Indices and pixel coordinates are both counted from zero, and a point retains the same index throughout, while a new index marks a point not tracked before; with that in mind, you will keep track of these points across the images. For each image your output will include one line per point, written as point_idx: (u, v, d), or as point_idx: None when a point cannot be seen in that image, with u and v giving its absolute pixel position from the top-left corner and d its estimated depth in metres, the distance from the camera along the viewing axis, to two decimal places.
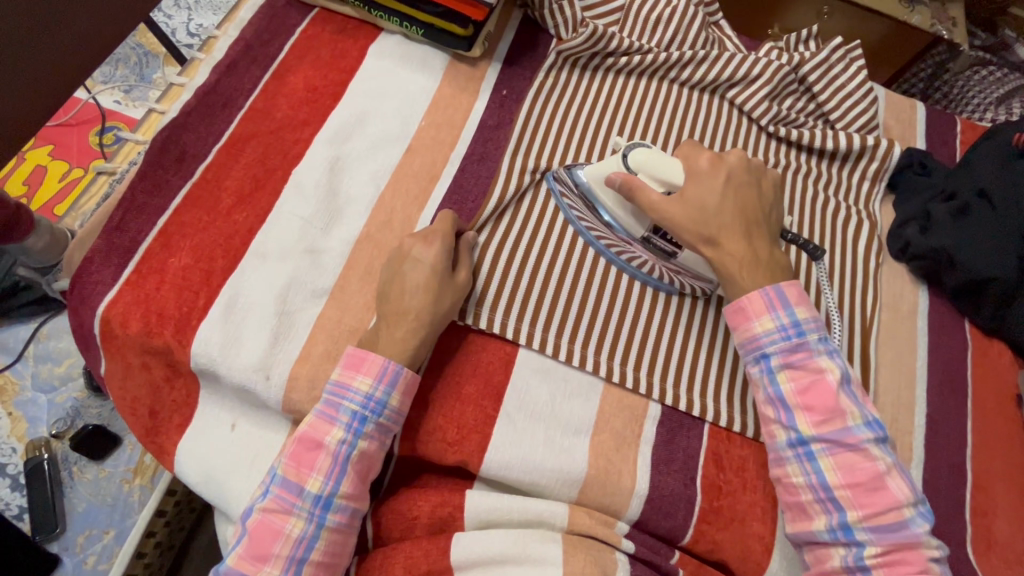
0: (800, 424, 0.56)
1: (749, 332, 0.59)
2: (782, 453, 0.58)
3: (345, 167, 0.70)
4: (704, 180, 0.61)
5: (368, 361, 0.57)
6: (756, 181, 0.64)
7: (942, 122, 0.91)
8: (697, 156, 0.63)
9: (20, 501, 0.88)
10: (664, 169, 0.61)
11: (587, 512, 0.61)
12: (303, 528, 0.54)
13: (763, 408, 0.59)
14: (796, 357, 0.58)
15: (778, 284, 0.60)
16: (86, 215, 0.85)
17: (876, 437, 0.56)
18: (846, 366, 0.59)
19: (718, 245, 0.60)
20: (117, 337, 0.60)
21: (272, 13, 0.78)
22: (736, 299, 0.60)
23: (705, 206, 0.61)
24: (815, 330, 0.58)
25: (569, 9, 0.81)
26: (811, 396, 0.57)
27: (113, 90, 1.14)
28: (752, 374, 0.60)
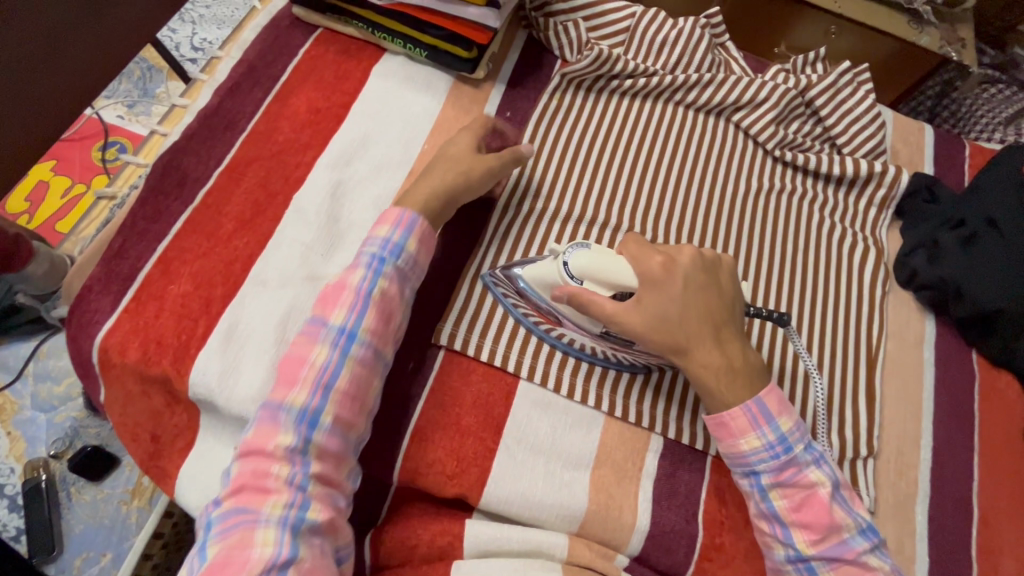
0: (798, 542, 0.56)
1: (735, 448, 0.57)
2: (781, 565, 0.57)
3: (347, 191, 0.70)
4: (657, 287, 0.56)
5: (386, 214, 0.62)
6: (713, 278, 0.59)
7: (950, 146, 0.90)
8: (647, 259, 0.57)
9: (18, 522, 0.88)
10: (611, 277, 0.55)
11: (587, 544, 0.60)
12: (328, 356, 0.55)
13: (757, 521, 0.59)
14: (786, 474, 0.57)
15: (759, 395, 0.58)
16: (86, 240, 0.94)
17: (871, 545, 0.56)
18: (836, 471, 0.58)
19: (687, 355, 0.57)
20: (115, 365, 0.59)
21: (275, 34, 0.78)
22: (718, 413, 0.58)
23: (664, 315, 0.56)
24: (800, 440, 0.57)
25: (575, 30, 0.83)
26: (806, 512, 0.56)
27: (116, 105, 1.14)
28: (743, 487, 0.59)
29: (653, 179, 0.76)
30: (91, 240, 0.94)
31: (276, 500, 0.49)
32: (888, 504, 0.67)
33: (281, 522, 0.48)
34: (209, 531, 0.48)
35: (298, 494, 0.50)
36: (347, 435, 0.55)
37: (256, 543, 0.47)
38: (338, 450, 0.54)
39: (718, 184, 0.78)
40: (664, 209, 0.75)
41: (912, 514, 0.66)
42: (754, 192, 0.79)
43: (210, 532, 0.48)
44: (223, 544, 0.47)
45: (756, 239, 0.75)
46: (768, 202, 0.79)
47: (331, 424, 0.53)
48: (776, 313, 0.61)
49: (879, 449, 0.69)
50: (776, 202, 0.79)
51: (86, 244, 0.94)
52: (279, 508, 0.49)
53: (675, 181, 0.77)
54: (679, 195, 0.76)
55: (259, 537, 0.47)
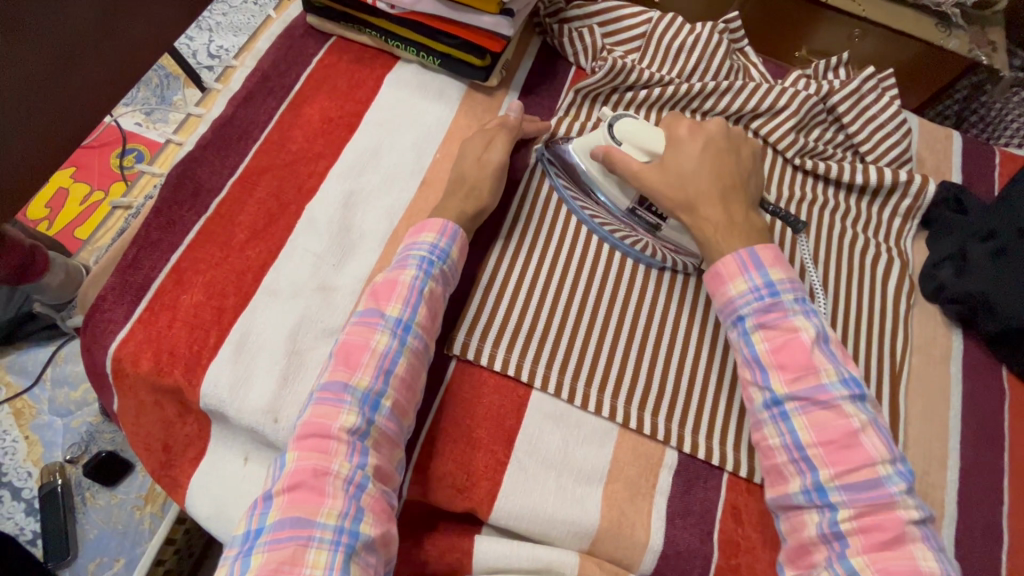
0: (773, 385, 0.54)
1: (723, 293, 0.58)
2: (758, 415, 0.56)
3: (360, 201, 0.69)
4: (678, 149, 0.63)
5: (430, 222, 0.63)
6: (735, 148, 0.65)
7: (979, 153, 0.87)
8: (676, 126, 0.65)
9: (34, 526, 0.90)
10: (640, 140, 0.64)
11: (598, 563, 0.58)
12: (388, 343, 0.56)
13: (741, 372, 0.58)
14: (770, 317, 0.56)
15: (752, 247, 0.58)
16: (101, 251, 0.94)
17: (852, 396, 0.53)
18: (825, 326, 0.56)
19: (694, 211, 0.61)
20: (128, 376, 0.60)
21: (289, 43, 0.78)
22: (712, 264, 0.60)
23: (680, 169, 0.62)
24: (790, 291, 0.56)
25: (590, 36, 0.82)
26: (785, 354, 0.54)
27: (135, 113, 1.16)
28: (730, 336, 0.59)
29: None
30: (105, 250, 0.95)
31: (331, 508, 0.48)
32: None
33: (334, 542, 0.47)
34: (258, 539, 0.48)
35: (353, 504, 0.49)
36: (402, 422, 0.56)
37: (307, 563, 0.46)
38: (393, 436, 0.55)
39: None
40: None
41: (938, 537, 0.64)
42: (773, 201, 0.77)
43: (258, 540, 0.47)
44: (271, 556, 0.46)
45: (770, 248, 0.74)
46: (787, 211, 0.76)
47: (389, 410, 0.54)
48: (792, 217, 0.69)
49: None
50: (795, 212, 0.77)
51: (101, 255, 0.95)
52: (333, 520, 0.48)
53: None
54: None
55: (310, 557, 0.46)
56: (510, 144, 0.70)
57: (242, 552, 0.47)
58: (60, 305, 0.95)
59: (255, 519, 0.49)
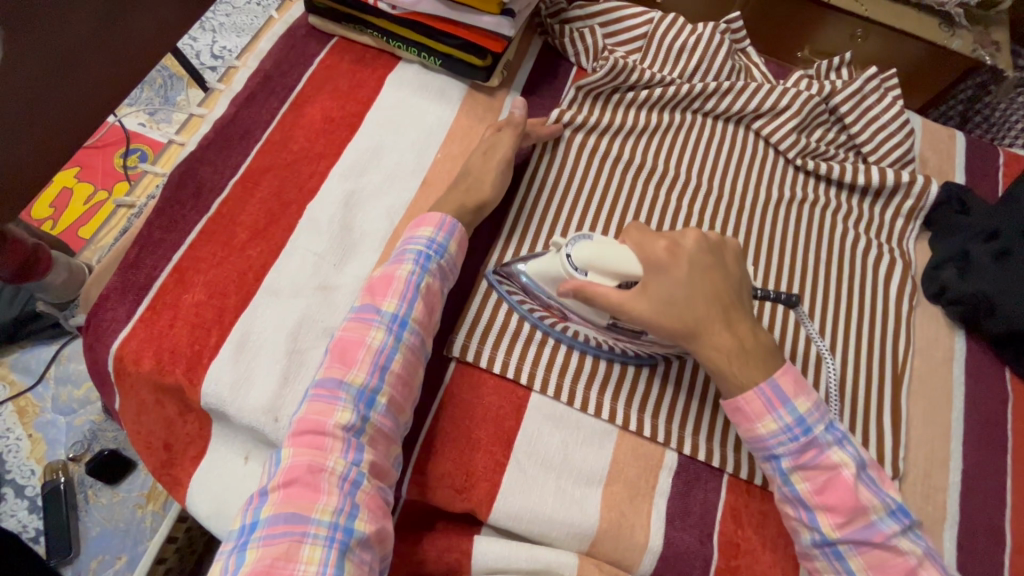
0: (823, 526, 0.54)
1: (753, 432, 0.55)
2: (808, 549, 0.55)
3: (361, 201, 0.70)
4: (661, 273, 0.55)
5: (428, 216, 0.63)
6: (719, 260, 0.58)
7: (983, 154, 0.86)
8: (652, 244, 0.56)
9: (37, 523, 0.91)
10: (616, 269, 0.55)
11: (597, 563, 0.58)
12: (383, 340, 0.56)
13: (782, 506, 0.57)
14: (807, 457, 0.54)
15: (772, 376, 0.55)
16: (103, 250, 0.95)
17: (901, 527, 0.53)
18: (861, 451, 0.56)
19: (697, 338, 0.55)
20: (130, 374, 0.60)
21: (292, 43, 0.78)
22: (733, 397, 0.56)
23: (670, 299, 0.55)
24: (820, 421, 0.55)
25: (591, 36, 0.82)
26: (830, 495, 0.53)
27: (138, 113, 1.17)
28: (764, 470, 0.57)
29: (671, 194, 0.75)
30: (108, 249, 0.94)
31: (326, 504, 0.48)
32: None
33: (329, 538, 0.47)
34: (252, 533, 0.47)
35: (348, 501, 0.49)
36: (398, 419, 0.56)
37: (301, 558, 0.46)
38: (389, 432, 0.55)
39: (737, 192, 0.77)
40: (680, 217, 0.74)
41: (940, 541, 0.63)
42: (774, 203, 0.77)
43: (253, 535, 0.47)
44: (266, 552, 0.46)
45: (770, 250, 0.73)
46: (788, 213, 0.76)
47: (385, 407, 0.55)
48: (784, 295, 0.61)
49: (904, 471, 0.66)
50: (797, 214, 0.76)
51: (102, 254, 0.95)
52: (328, 516, 0.48)
53: (692, 195, 0.76)
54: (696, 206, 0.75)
55: (305, 552, 0.46)
56: (510, 144, 0.70)
57: (236, 547, 0.47)
58: (63, 304, 0.93)
59: (249, 514, 0.49)
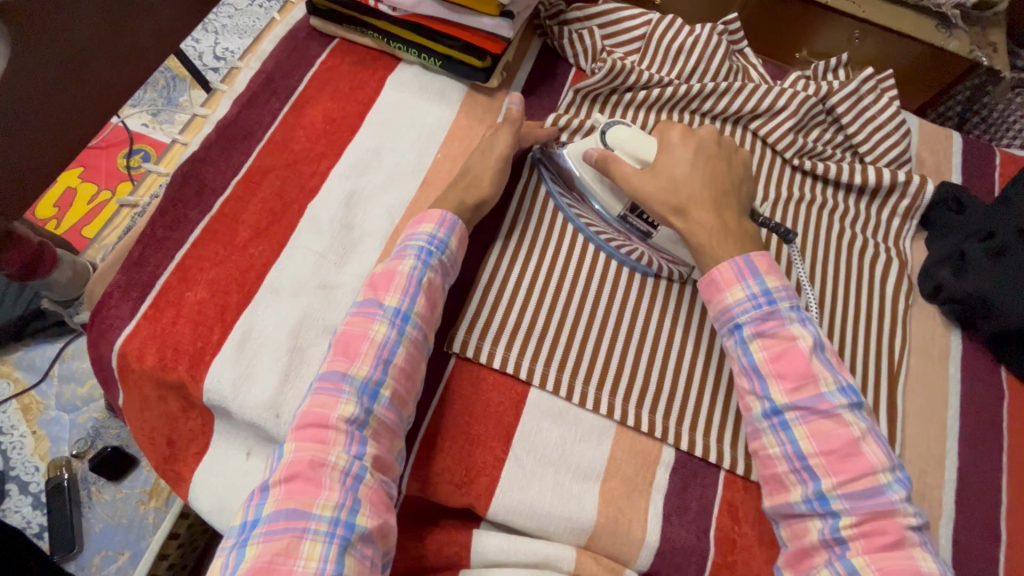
0: (773, 393, 0.55)
1: (720, 300, 0.58)
2: (757, 423, 0.56)
3: (361, 201, 0.70)
4: (671, 153, 0.63)
5: (429, 213, 0.64)
6: (729, 157, 0.65)
7: (980, 155, 0.87)
8: (669, 132, 0.65)
9: (41, 519, 0.92)
10: (635, 147, 0.64)
11: (595, 559, 0.59)
12: (386, 333, 0.57)
13: (738, 380, 0.58)
14: (768, 325, 0.56)
15: (748, 255, 0.58)
16: (108, 248, 0.92)
17: (849, 404, 0.54)
18: (821, 334, 0.57)
19: (684, 214, 0.61)
20: (133, 371, 0.61)
21: (293, 45, 0.79)
22: (707, 270, 0.60)
23: (672, 175, 0.62)
24: (786, 299, 0.57)
25: (590, 38, 0.82)
26: (783, 363, 0.55)
27: (142, 113, 1.18)
28: (727, 345, 0.59)
29: None
30: (112, 248, 0.92)
31: (327, 500, 0.49)
32: None
33: (329, 534, 0.48)
34: (254, 529, 0.48)
35: (349, 495, 0.50)
36: (401, 412, 0.57)
37: (301, 554, 0.47)
38: (393, 425, 0.56)
39: None
40: None
41: (935, 537, 0.64)
42: (771, 201, 0.77)
43: (254, 531, 0.48)
44: (266, 548, 0.47)
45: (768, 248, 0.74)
46: (785, 211, 0.77)
47: (388, 400, 0.55)
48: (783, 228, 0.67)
49: None
50: (794, 212, 0.77)
51: (107, 252, 0.92)
52: (329, 512, 0.49)
53: None
54: None
55: (305, 548, 0.47)
56: (509, 144, 0.70)
57: (238, 543, 0.48)
58: (67, 302, 0.94)
59: (251, 511, 0.50)
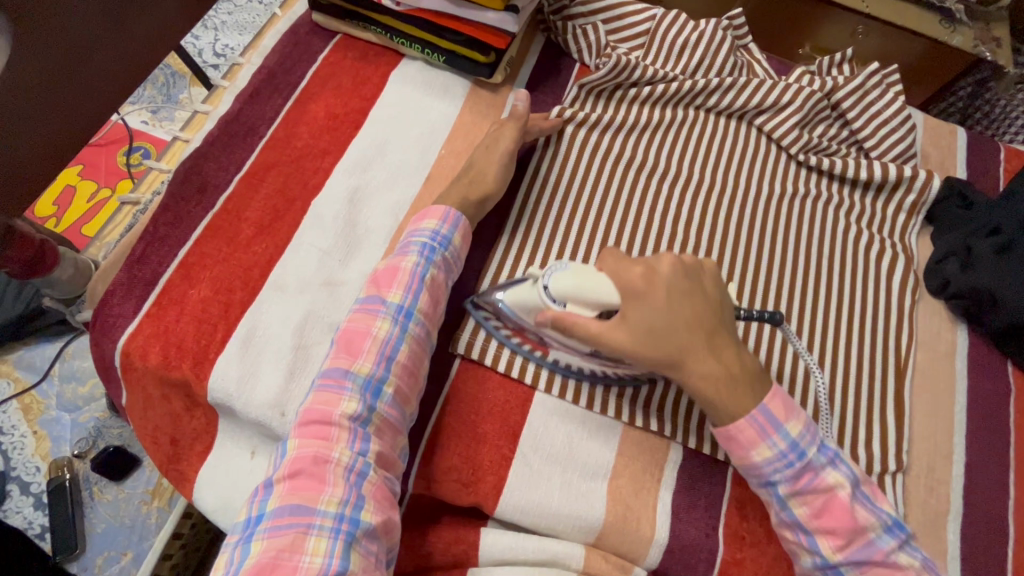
0: (823, 549, 0.52)
1: (746, 460, 0.54)
2: (810, 571, 0.54)
3: (365, 197, 0.70)
4: (640, 300, 0.52)
5: (431, 210, 0.63)
6: (698, 283, 0.54)
7: (984, 149, 0.87)
8: (626, 271, 0.53)
9: (42, 520, 0.91)
10: (593, 299, 0.53)
11: (603, 556, 0.59)
12: (389, 330, 0.57)
13: (780, 530, 0.55)
14: (803, 480, 0.53)
15: (762, 402, 0.54)
16: (110, 248, 0.95)
17: (899, 541, 0.53)
18: (853, 467, 0.54)
19: (681, 367, 0.53)
20: (137, 369, 0.60)
21: (295, 40, 0.79)
22: (725, 427, 0.54)
23: (651, 330, 0.52)
24: (813, 443, 0.53)
25: (594, 33, 0.82)
26: (828, 518, 0.52)
27: (141, 111, 1.17)
28: (762, 496, 0.56)
29: (675, 192, 0.75)
30: (114, 246, 0.95)
31: (332, 496, 0.48)
32: (919, 522, 0.64)
33: (334, 530, 0.47)
34: (258, 526, 0.47)
35: (353, 492, 0.49)
36: (404, 410, 0.56)
37: (307, 550, 0.46)
38: (396, 423, 0.55)
39: (741, 188, 0.77)
40: (683, 214, 0.74)
41: (944, 533, 0.64)
42: (777, 199, 0.77)
43: (258, 527, 0.47)
44: (270, 544, 0.46)
45: (772, 245, 0.73)
46: (791, 208, 0.76)
47: (392, 397, 0.55)
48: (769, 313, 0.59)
49: (908, 464, 0.66)
50: (800, 209, 0.77)
51: (110, 250, 0.96)
52: (333, 508, 0.48)
53: (695, 192, 0.75)
54: (699, 202, 0.75)
55: (311, 544, 0.46)
56: (514, 140, 0.70)
57: (242, 539, 0.47)
58: (70, 299, 0.93)
59: (255, 507, 0.49)
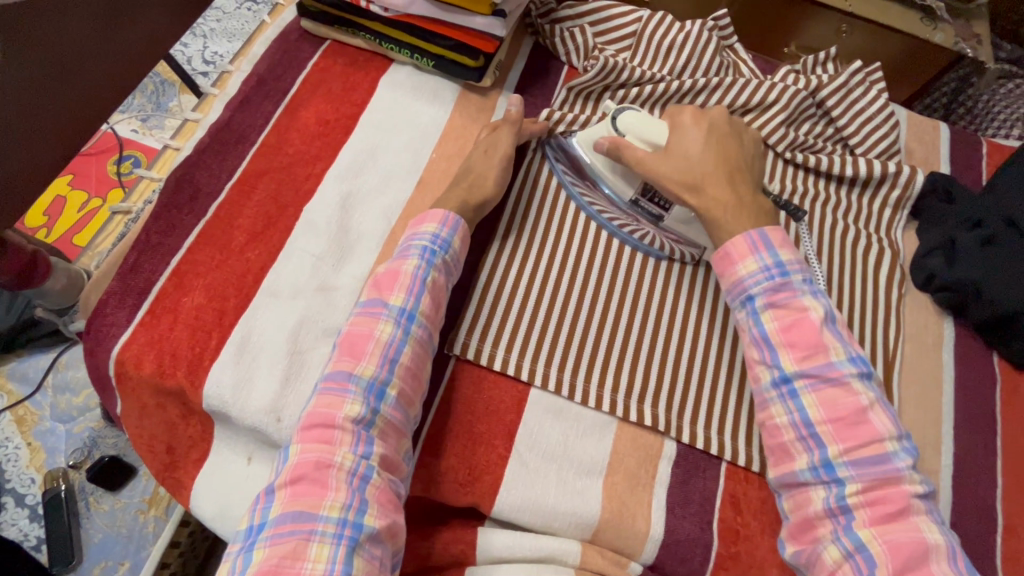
0: (783, 362, 0.55)
1: (732, 272, 0.58)
2: (765, 393, 0.56)
3: (358, 202, 0.70)
4: (684, 134, 0.63)
5: (431, 214, 0.64)
6: (738, 134, 0.65)
7: (967, 145, 0.88)
8: (681, 114, 0.64)
9: (38, 532, 0.90)
10: (648, 131, 0.63)
11: (599, 553, 0.60)
12: (392, 333, 0.57)
13: (747, 351, 0.57)
14: (781, 296, 0.56)
15: (761, 227, 0.58)
16: (102, 254, 0.97)
17: (859, 374, 0.54)
18: (833, 307, 0.57)
19: (699, 192, 0.61)
20: (131, 378, 0.60)
21: (284, 48, 0.79)
22: (721, 243, 0.59)
23: (687, 154, 0.61)
24: (799, 271, 0.57)
25: (581, 36, 0.83)
26: (794, 333, 0.55)
27: (131, 119, 1.17)
28: (738, 316, 0.58)
29: None
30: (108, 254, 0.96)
31: (334, 501, 0.49)
32: None
33: (337, 535, 0.47)
34: (260, 533, 0.48)
35: (356, 496, 0.50)
36: (407, 411, 0.57)
37: (309, 557, 0.46)
38: (399, 424, 0.56)
39: None
40: None
41: None
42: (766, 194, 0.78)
43: (260, 535, 0.48)
44: (273, 551, 0.46)
45: None
46: (779, 203, 0.78)
47: (395, 399, 0.55)
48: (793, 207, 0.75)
49: None
50: (788, 204, 0.78)
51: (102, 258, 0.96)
52: (336, 513, 0.48)
53: None
54: None
55: (313, 550, 0.47)
56: (504, 142, 0.70)
57: (244, 548, 0.48)
58: (61, 310, 0.93)
59: (257, 514, 0.49)
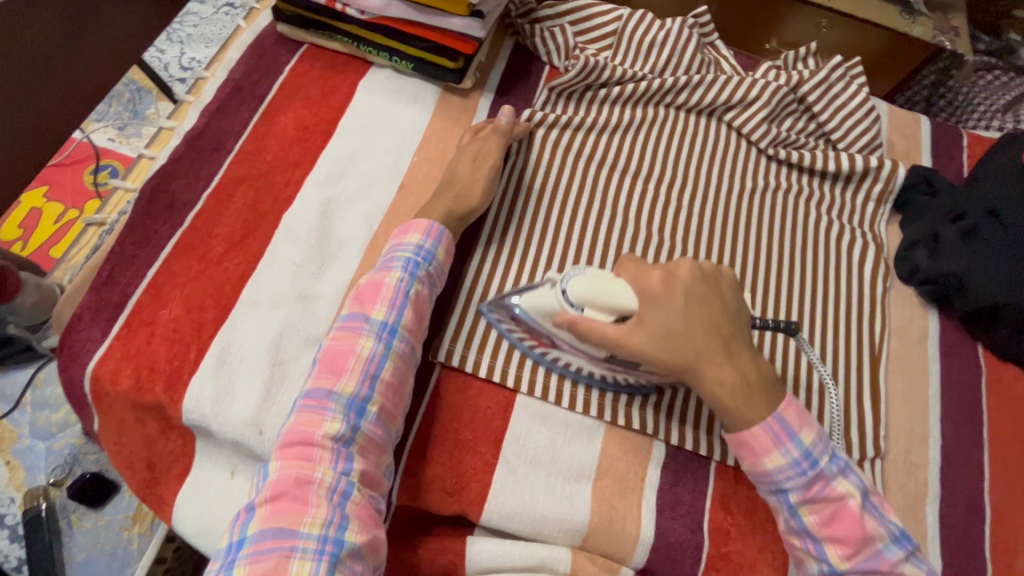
0: (830, 556, 0.52)
1: (759, 468, 0.53)
2: None
3: (338, 209, 0.69)
4: (657, 303, 0.54)
5: (415, 224, 0.63)
6: (715, 288, 0.56)
7: (947, 137, 0.89)
8: (647, 276, 0.55)
9: (19, 552, 0.89)
10: (613, 304, 0.53)
11: (590, 558, 0.59)
12: (373, 347, 0.56)
13: (786, 536, 0.55)
14: (815, 489, 0.53)
15: (777, 410, 0.54)
16: (75, 268, 0.96)
17: (905, 553, 0.52)
18: (863, 478, 0.54)
19: (700, 374, 0.54)
20: (108, 395, 0.59)
21: (261, 52, 0.78)
22: (739, 432, 0.54)
23: (669, 331, 0.54)
24: (826, 452, 0.53)
25: (562, 35, 0.82)
26: (838, 527, 0.52)
27: (107, 128, 1.15)
28: (770, 502, 0.55)
29: (648, 191, 0.75)
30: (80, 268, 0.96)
31: (315, 517, 0.48)
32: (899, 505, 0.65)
33: (318, 551, 0.47)
34: (240, 551, 0.47)
35: (337, 512, 0.49)
36: (389, 427, 0.56)
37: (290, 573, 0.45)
38: (381, 440, 0.55)
39: (713, 184, 0.77)
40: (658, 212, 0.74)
41: (923, 515, 0.65)
42: (749, 192, 0.78)
43: (240, 552, 0.47)
44: (253, 569, 0.45)
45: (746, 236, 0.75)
46: (763, 202, 0.77)
47: (377, 415, 0.55)
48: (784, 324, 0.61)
49: (886, 448, 0.67)
50: (771, 202, 0.78)
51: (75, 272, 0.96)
52: (317, 529, 0.47)
53: (666, 190, 0.76)
54: (673, 198, 0.75)
55: (294, 567, 0.46)
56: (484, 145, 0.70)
57: (224, 566, 0.46)
58: (36, 325, 0.91)
59: (236, 531, 0.48)
